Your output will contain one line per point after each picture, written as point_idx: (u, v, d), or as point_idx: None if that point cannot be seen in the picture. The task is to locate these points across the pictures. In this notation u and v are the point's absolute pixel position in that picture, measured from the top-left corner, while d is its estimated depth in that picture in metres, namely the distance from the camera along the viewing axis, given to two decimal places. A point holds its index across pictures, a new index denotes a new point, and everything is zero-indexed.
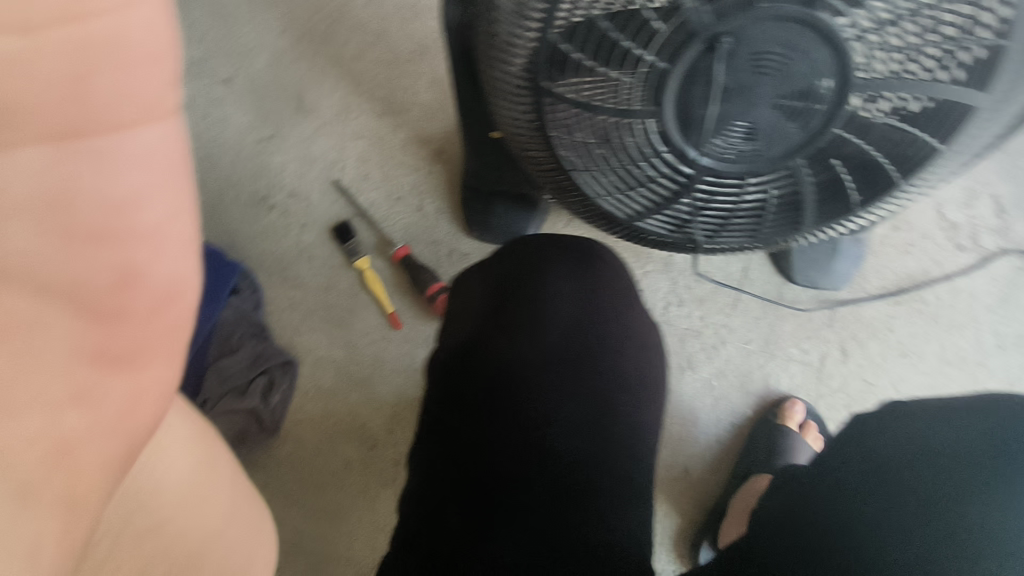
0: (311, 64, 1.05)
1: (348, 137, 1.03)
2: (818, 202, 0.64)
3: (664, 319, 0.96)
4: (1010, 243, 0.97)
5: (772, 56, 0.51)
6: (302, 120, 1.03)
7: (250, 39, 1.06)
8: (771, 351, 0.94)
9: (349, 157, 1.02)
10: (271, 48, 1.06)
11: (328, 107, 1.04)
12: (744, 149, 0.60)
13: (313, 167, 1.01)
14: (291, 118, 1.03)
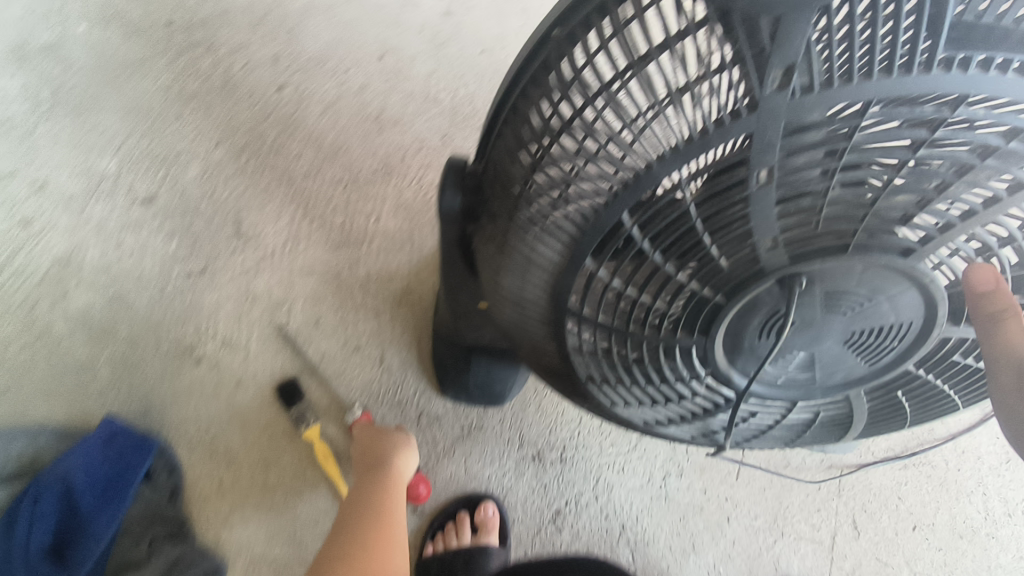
0: (253, 182, 0.89)
1: (297, 271, 0.87)
2: (870, 419, 0.58)
3: (665, 493, 0.84)
4: None
5: (853, 301, 0.45)
6: (239, 250, 0.86)
7: (178, 149, 0.90)
8: (780, 528, 0.84)
9: (296, 297, 0.86)
10: (203, 160, 0.90)
11: (272, 236, 0.88)
12: (797, 377, 0.52)
13: (251, 310, 0.84)
14: (225, 247, 0.86)
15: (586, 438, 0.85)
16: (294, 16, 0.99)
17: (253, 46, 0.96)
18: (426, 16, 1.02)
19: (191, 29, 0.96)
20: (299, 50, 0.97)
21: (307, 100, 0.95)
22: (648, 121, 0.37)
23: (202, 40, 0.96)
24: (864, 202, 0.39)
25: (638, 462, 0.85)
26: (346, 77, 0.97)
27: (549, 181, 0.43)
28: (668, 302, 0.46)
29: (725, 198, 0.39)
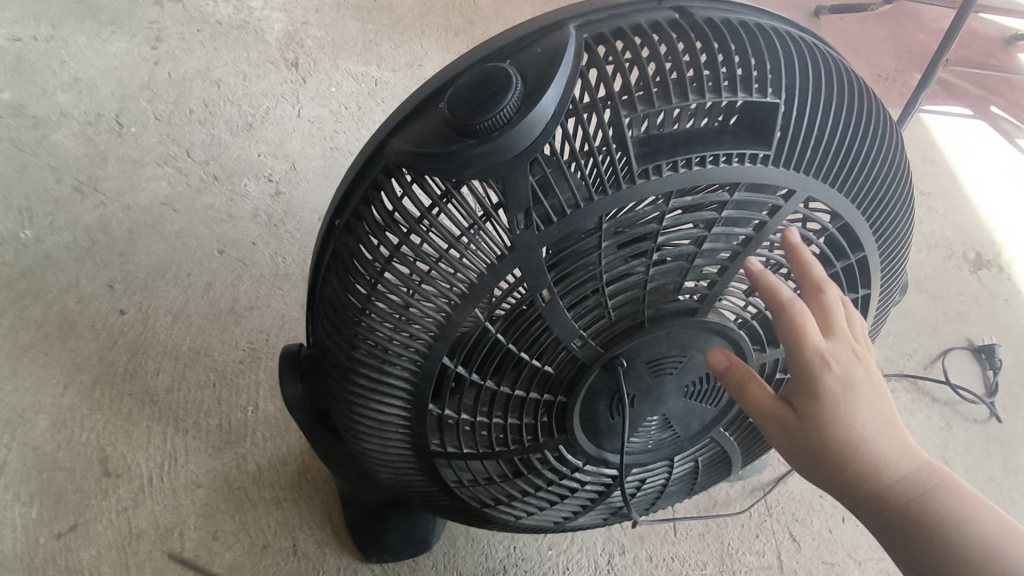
0: (112, 412, 0.86)
1: (181, 488, 0.83)
2: (741, 447, 0.63)
3: (614, 575, 0.84)
4: None
5: (672, 360, 0.51)
6: (110, 488, 0.81)
7: (21, 405, 0.85)
8: (730, 568, 0.86)
9: (186, 516, 0.80)
10: (51, 408, 0.85)
11: (145, 461, 0.83)
12: (663, 436, 0.56)
13: (138, 548, 0.78)
14: (94, 489, 0.81)
15: (523, 550, 0.83)
16: (122, 238, 1.00)
17: (85, 279, 0.96)
18: (258, 201, 1.07)
19: (12, 282, 0.94)
20: (136, 268, 0.98)
21: (155, 314, 0.94)
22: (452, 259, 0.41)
23: (28, 289, 0.94)
24: (636, 288, 0.46)
25: (580, 555, 0.84)
26: (190, 280, 0.98)
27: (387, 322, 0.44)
28: (522, 415, 0.50)
29: (527, 317, 0.44)
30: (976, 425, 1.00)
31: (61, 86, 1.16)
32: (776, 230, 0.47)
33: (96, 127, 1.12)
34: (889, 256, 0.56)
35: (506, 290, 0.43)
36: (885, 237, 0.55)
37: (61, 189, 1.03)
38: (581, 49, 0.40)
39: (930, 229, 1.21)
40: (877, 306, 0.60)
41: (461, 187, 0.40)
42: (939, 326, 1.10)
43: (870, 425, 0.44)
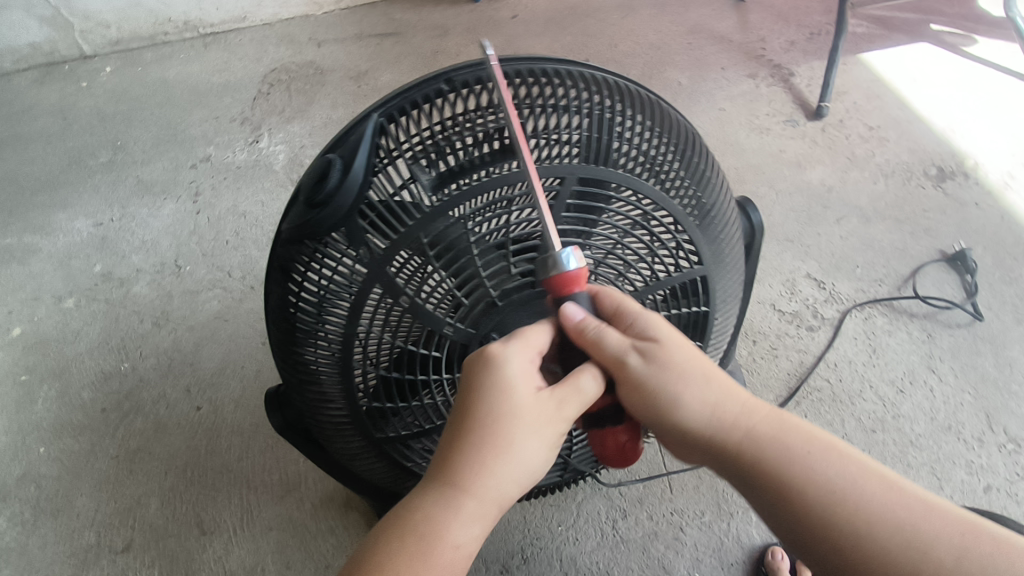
0: (200, 486, 1.10)
1: (261, 534, 1.03)
2: None
3: (620, 539, 0.95)
4: (843, 304, 1.08)
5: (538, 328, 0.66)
6: (207, 543, 1.03)
7: (138, 494, 1.11)
8: (726, 511, 0.94)
9: (265, 555, 1.01)
10: (159, 491, 1.10)
11: (228, 518, 1.05)
12: None
13: None
14: (196, 546, 1.03)
15: (537, 530, 0.97)
16: (191, 351, 1.27)
17: (169, 390, 1.23)
18: None
19: (120, 403, 1.23)
20: (203, 372, 1.23)
21: (221, 404, 1.18)
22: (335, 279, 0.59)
23: (131, 405, 1.22)
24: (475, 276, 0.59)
25: (587, 525, 0.97)
26: (243, 371, 1.22)
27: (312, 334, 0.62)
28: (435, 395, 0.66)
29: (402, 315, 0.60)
30: (960, 330, 1.02)
31: (134, 250, 1.49)
32: (566, 207, 0.61)
33: (163, 273, 1.42)
34: (698, 192, 0.67)
35: (379, 297, 0.59)
36: (682, 179, 0.66)
37: (144, 326, 1.33)
38: (379, 124, 0.57)
39: (884, 158, 1.24)
40: (717, 235, 0.70)
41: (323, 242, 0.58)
42: (908, 246, 1.13)
43: (704, 388, 0.55)
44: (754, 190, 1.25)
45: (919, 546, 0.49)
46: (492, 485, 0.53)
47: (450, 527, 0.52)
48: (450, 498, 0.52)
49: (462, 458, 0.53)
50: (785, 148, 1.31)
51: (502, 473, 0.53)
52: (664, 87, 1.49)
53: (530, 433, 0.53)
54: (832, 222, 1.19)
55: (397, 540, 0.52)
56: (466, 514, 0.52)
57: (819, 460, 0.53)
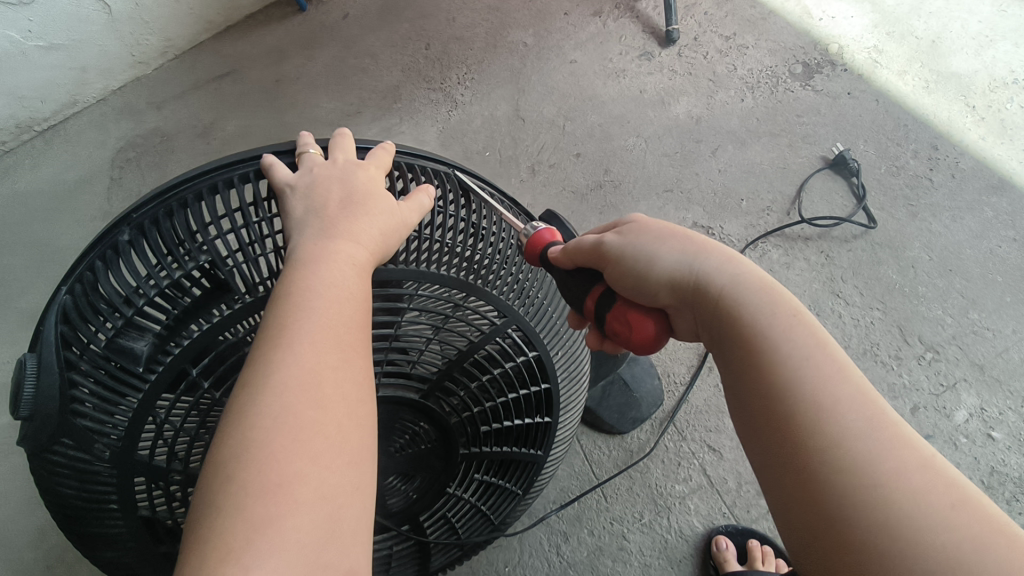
0: None
1: None
2: (517, 446, 0.68)
3: (567, 565, 0.88)
4: (736, 246, 1.00)
5: None
6: None
7: None
8: (664, 505, 0.90)
9: None
10: None
11: None
12: (415, 483, 0.65)
13: None
14: None
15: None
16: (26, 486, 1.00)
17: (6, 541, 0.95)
18: None
19: None
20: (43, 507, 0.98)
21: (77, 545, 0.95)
22: (82, 480, 0.50)
23: None
24: None
25: (533, 560, 0.88)
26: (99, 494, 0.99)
27: (90, 533, 0.54)
28: None
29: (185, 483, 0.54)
30: (858, 240, 0.98)
31: None
32: None
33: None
34: (481, 245, 0.59)
35: (148, 479, 0.52)
36: (457, 237, 0.58)
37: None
38: (63, 308, 0.49)
39: (745, 70, 1.16)
40: (519, 277, 0.63)
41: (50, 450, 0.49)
42: (790, 160, 1.06)
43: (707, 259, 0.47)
44: (622, 143, 1.15)
45: (860, 474, 0.37)
46: (338, 284, 0.46)
47: (322, 349, 0.42)
48: (307, 321, 0.43)
49: (307, 275, 0.46)
50: (645, 87, 1.20)
51: (348, 263, 0.47)
52: (510, 50, 1.35)
53: (362, 220, 0.50)
54: (708, 156, 1.09)
55: (261, 406, 0.39)
56: (330, 327, 0.44)
57: (806, 353, 0.42)
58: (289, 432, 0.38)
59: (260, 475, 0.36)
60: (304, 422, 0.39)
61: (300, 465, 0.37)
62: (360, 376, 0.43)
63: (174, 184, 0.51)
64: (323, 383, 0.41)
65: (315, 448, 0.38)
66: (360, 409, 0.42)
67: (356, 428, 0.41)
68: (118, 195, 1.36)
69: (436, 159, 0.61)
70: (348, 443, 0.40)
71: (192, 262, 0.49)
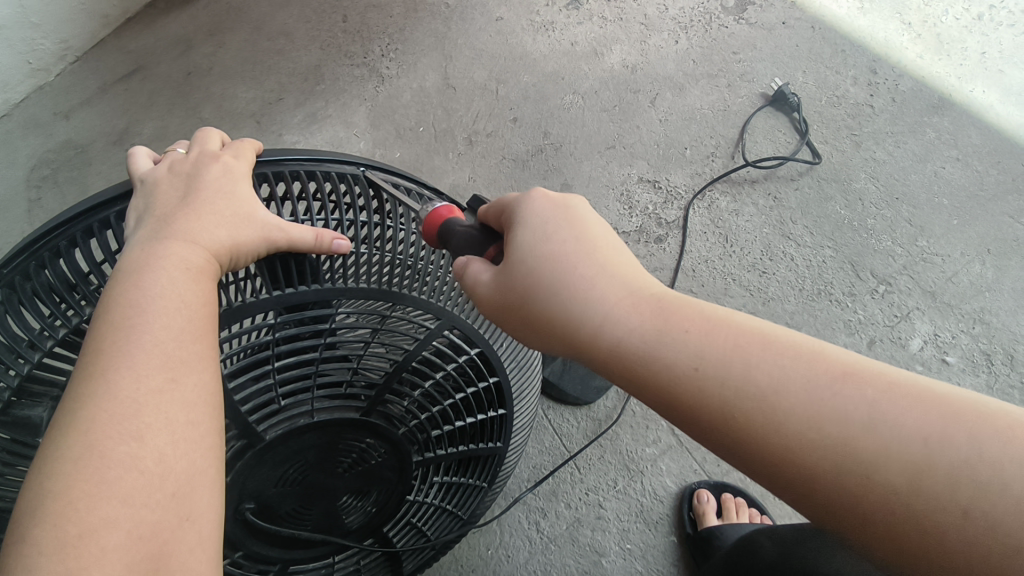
0: None
1: None
2: (474, 441, 0.66)
3: (548, 539, 0.87)
4: (684, 199, 0.97)
5: (292, 471, 0.56)
6: None
7: None
8: (636, 470, 0.90)
9: None
10: None
11: None
12: (372, 498, 0.62)
13: None
14: None
15: (466, 567, 0.86)
16: None
17: None
18: None
19: None
20: None
21: None
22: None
23: None
24: None
25: (514, 539, 0.87)
26: None
27: None
28: None
29: None
30: (804, 178, 0.96)
31: None
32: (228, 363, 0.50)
33: None
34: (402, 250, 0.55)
35: None
36: (373, 247, 0.53)
37: None
38: None
39: (677, 9, 1.12)
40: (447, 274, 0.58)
41: None
42: (731, 102, 1.03)
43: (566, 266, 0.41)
44: (558, 103, 1.09)
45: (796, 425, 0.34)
46: (171, 294, 0.42)
47: (147, 373, 0.39)
48: (128, 340, 0.40)
49: (128, 291, 0.41)
50: (577, 39, 1.14)
51: (180, 266, 0.43)
52: (430, 13, 1.26)
53: (202, 220, 0.46)
54: (648, 106, 1.05)
55: (62, 448, 0.35)
56: (160, 346, 0.40)
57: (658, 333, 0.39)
58: (93, 476, 0.35)
59: (59, 525, 0.33)
60: (116, 459, 0.36)
61: (103, 510, 0.34)
62: (195, 394, 0.40)
63: (41, 232, 0.45)
64: (144, 413, 0.38)
65: (128, 488, 0.35)
66: (194, 432, 0.39)
67: (188, 456, 0.38)
68: (41, 217, 1.25)
69: (339, 161, 0.54)
70: (173, 473, 0.37)
71: (80, 318, 0.46)
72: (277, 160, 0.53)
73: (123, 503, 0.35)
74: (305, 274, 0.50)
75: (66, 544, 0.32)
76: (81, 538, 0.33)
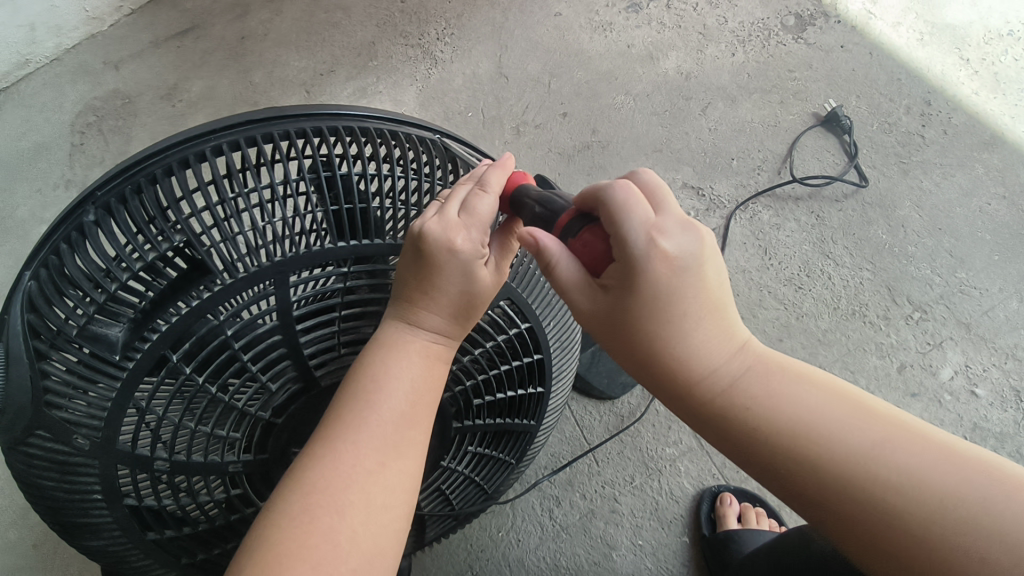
0: None
1: None
2: (509, 416, 0.67)
3: (560, 528, 0.88)
4: (726, 208, 0.98)
5: None
6: None
7: None
8: (655, 468, 0.91)
9: None
10: None
11: None
12: None
13: None
14: None
15: (478, 544, 0.88)
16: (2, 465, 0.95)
17: None
18: None
19: None
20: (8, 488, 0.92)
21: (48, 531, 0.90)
22: (58, 449, 0.48)
23: None
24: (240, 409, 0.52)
25: (527, 523, 0.89)
26: None
27: (80, 514, 0.51)
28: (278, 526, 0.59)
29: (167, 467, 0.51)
30: (848, 200, 0.98)
31: None
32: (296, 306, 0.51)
33: None
34: None
35: (137, 459, 0.50)
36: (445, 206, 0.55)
37: None
38: (30, 295, 0.47)
39: (736, 23, 1.13)
40: None
41: (36, 433, 0.47)
42: (781, 118, 1.05)
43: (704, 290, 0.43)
44: (609, 101, 1.11)
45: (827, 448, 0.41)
46: (415, 397, 0.49)
47: (382, 453, 0.47)
48: (378, 418, 0.47)
49: (383, 371, 0.48)
50: (633, 42, 1.16)
51: (424, 363, 0.50)
52: (489, 2, 1.28)
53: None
54: (698, 114, 1.06)
55: (304, 487, 0.44)
56: (394, 434, 0.48)
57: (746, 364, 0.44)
58: (315, 523, 0.43)
59: (298, 526, 0.42)
60: (334, 515, 0.43)
61: (334, 522, 0.43)
62: (398, 478, 0.47)
63: (139, 160, 0.49)
64: (364, 476, 0.45)
65: (351, 519, 0.44)
66: (388, 508, 0.46)
67: (381, 520, 0.45)
68: (83, 161, 1.27)
69: (420, 125, 0.58)
70: (369, 534, 0.44)
71: (165, 244, 0.46)
72: (364, 117, 0.55)
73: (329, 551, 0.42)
74: (369, 225, 0.52)
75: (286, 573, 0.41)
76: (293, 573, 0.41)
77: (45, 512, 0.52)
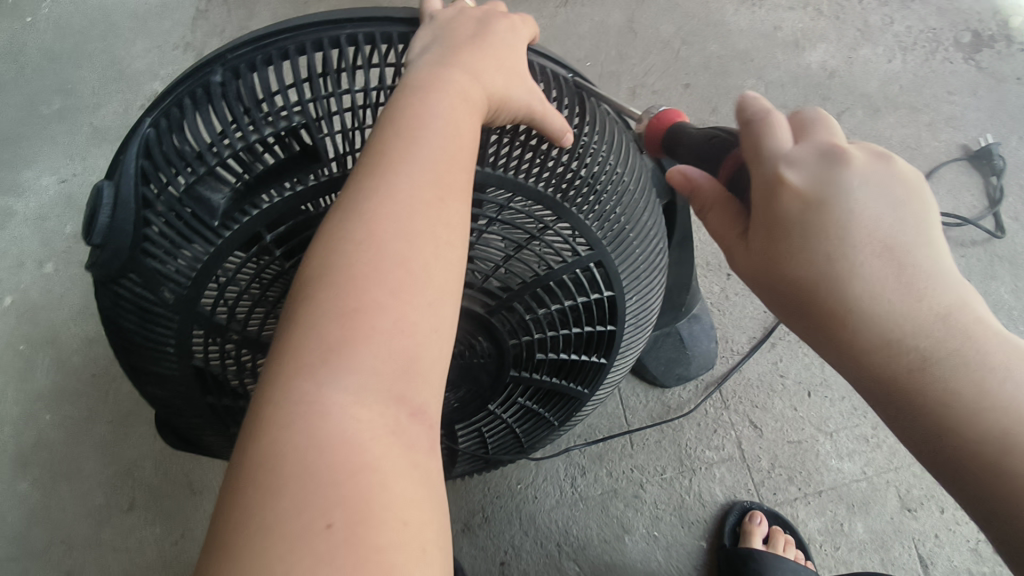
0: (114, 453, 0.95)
1: (196, 498, 0.92)
2: (565, 378, 0.65)
3: (580, 496, 0.88)
4: None
5: None
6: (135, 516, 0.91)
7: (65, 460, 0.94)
8: (689, 466, 0.89)
9: (199, 524, 0.91)
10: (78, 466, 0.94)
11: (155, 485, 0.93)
12: (458, 393, 0.64)
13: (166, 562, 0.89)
14: (124, 523, 0.91)
15: (498, 488, 0.89)
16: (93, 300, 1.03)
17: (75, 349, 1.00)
18: None
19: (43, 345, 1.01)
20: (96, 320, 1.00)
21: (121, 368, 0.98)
22: (145, 296, 0.49)
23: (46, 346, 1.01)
24: None
25: (547, 483, 0.89)
26: None
27: (150, 361, 0.53)
28: None
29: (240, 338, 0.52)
30: (975, 248, 0.89)
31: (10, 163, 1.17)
32: None
33: (59, 195, 1.13)
34: (593, 162, 0.51)
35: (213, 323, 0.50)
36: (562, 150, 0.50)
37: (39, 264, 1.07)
38: (147, 141, 0.47)
39: (903, 27, 1.03)
40: (615, 208, 0.54)
41: (127, 276, 0.48)
42: (924, 141, 0.95)
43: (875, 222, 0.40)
44: (740, 83, 1.03)
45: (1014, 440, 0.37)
46: (453, 125, 0.42)
47: (422, 186, 0.40)
48: (419, 144, 0.41)
49: (416, 105, 0.43)
50: (782, 24, 1.07)
51: (463, 99, 0.44)
52: None
53: (486, 64, 0.48)
54: (833, 117, 0.98)
55: (348, 225, 0.38)
56: (437, 168, 0.41)
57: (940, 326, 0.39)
58: (360, 263, 0.37)
59: (353, 277, 0.37)
60: (390, 256, 0.38)
61: (389, 260, 0.37)
62: (455, 218, 0.40)
63: (278, 33, 0.48)
64: (413, 217, 0.39)
65: (417, 250, 0.38)
66: (452, 254, 0.39)
67: (442, 271, 0.39)
68: (203, 28, 1.27)
69: (556, 60, 0.55)
70: (430, 279, 0.38)
71: (283, 122, 0.45)
72: None
73: (390, 291, 0.37)
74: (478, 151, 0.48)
75: (353, 309, 0.36)
76: (346, 311, 0.36)
77: (120, 352, 0.54)
